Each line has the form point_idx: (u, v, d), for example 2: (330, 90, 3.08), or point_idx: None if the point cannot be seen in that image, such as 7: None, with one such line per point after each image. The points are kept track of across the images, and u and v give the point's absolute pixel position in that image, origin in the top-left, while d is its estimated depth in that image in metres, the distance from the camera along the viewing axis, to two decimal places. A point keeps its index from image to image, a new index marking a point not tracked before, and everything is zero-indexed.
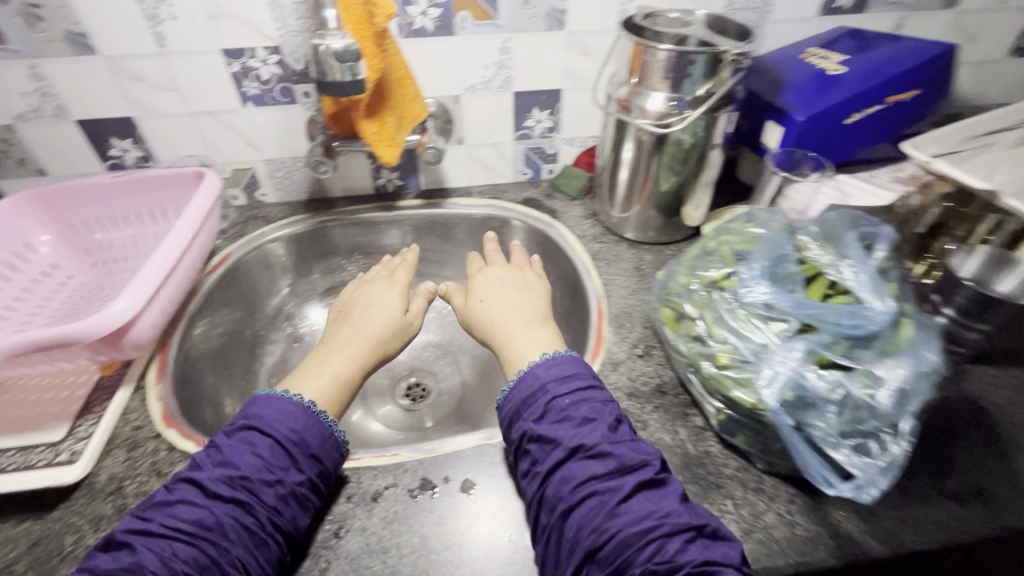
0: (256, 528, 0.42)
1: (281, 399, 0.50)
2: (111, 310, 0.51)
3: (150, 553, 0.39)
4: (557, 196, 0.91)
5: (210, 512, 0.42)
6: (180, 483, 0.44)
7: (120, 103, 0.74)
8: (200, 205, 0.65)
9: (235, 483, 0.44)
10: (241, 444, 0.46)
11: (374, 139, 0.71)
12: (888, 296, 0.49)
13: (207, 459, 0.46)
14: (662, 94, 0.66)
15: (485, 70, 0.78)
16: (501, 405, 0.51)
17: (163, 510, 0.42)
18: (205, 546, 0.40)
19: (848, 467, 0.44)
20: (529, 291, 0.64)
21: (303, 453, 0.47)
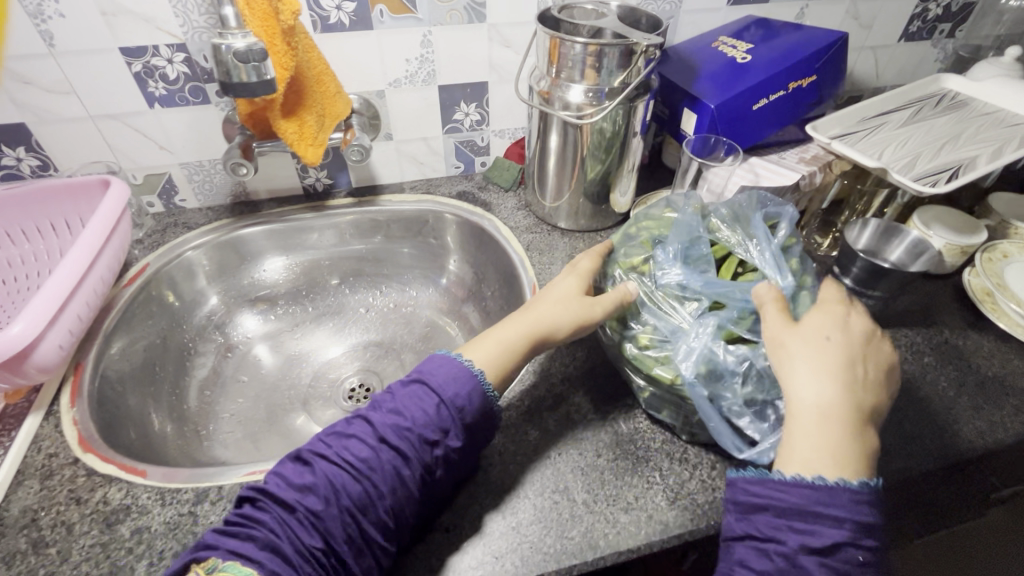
0: (408, 481, 0.44)
1: (456, 362, 0.50)
2: (6, 335, 0.48)
3: (326, 479, 0.43)
4: (491, 188, 0.91)
5: (376, 454, 0.45)
6: (357, 418, 0.47)
7: (8, 108, 0.68)
8: (106, 215, 0.61)
9: (402, 434, 0.46)
10: (411, 396, 0.48)
11: (294, 139, 0.69)
12: (788, 272, 0.53)
13: (382, 403, 0.48)
14: (581, 85, 0.68)
15: (408, 64, 0.78)
16: (769, 483, 0.42)
17: (340, 441, 0.46)
18: (367, 485, 0.43)
19: (751, 433, 0.48)
20: (863, 352, 0.46)
21: (459, 421, 0.48)
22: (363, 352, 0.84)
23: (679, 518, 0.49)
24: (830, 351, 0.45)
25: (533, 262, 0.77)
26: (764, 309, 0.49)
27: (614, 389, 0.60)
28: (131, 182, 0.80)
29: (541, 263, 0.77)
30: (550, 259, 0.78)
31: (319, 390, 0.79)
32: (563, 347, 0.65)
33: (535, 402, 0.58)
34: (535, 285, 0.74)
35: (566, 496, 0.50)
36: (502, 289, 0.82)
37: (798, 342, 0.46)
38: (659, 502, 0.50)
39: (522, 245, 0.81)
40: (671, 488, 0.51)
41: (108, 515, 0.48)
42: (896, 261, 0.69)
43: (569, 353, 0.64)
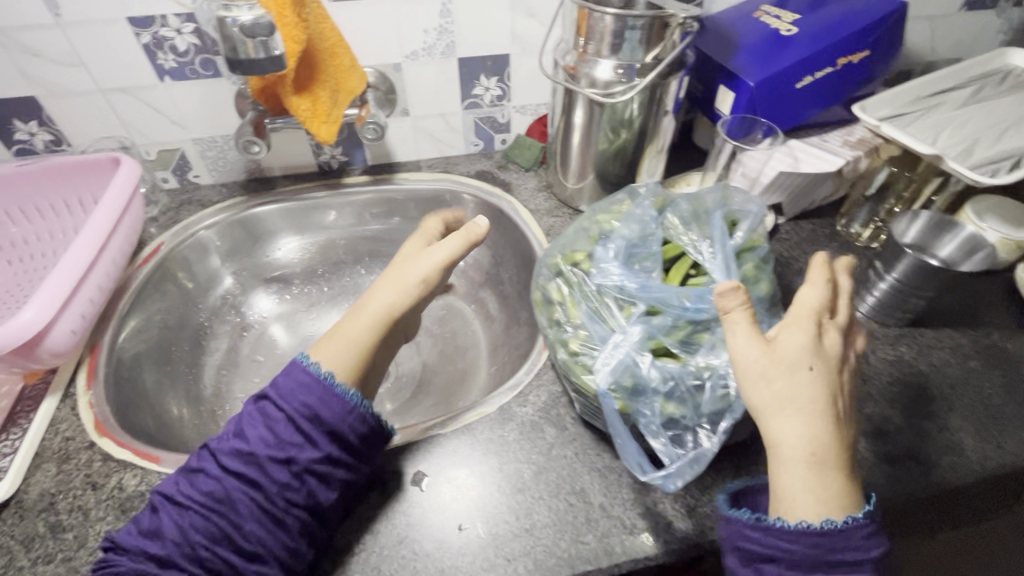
0: (268, 504, 0.42)
1: (294, 368, 0.46)
2: (19, 321, 0.47)
3: (169, 520, 0.41)
4: (511, 167, 0.88)
5: (221, 486, 0.42)
6: (205, 450, 0.45)
7: (18, 81, 0.67)
8: (117, 194, 0.60)
9: (245, 459, 0.43)
10: (257, 417, 0.45)
11: (307, 116, 0.66)
12: (736, 279, 0.48)
13: (229, 429, 0.46)
14: (609, 60, 0.63)
15: (425, 36, 0.73)
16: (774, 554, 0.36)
17: (190, 478, 0.43)
18: (218, 519, 0.41)
19: (662, 456, 0.45)
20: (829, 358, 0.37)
21: (317, 429, 0.44)
22: None
23: (698, 527, 0.47)
24: (803, 367, 0.37)
25: None
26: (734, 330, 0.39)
27: None
28: (144, 157, 0.78)
29: None
30: None
31: None
32: None
33: (552, 398, 0.57)
34: None
35: (582, 499, 0.49)
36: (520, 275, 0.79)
37: (768, 368, 0.37)
38: (679, 509, 0.48)
39: (542, 229, 0.77)
40: (692, 494, 0.49)
41: (123, 501, 0.48)
42: (946, 257, 0.65)
43: None
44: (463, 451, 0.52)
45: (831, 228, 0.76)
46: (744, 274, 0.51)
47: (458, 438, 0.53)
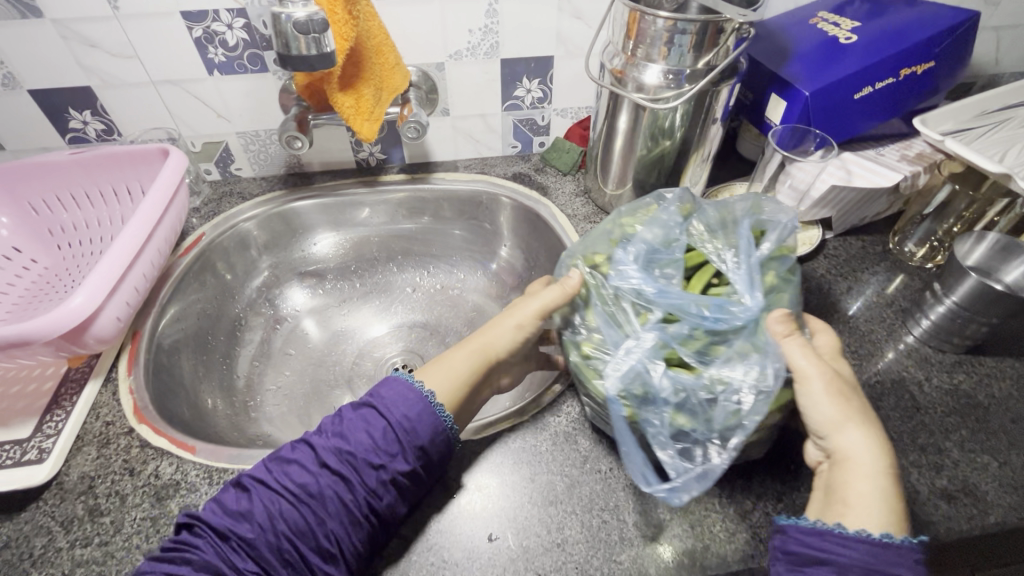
0: (353, 506, 0.43)
1: (406, 383, 0.49)
2: (69, 306, 0.48)
3: (263, 505, 0.42)
4: (548, 170, 0.87)
5: (317, 480, 0.43)
6: (301, 442, 0.46)
7: (75, 71, 0.69)
8: (164, 185, 0.61)
9: (343, 458, 0.45)
10: (359, 420, 0.47)
11: (350, 113, 0.66)
12: (759, 292, 0.47)
13: (329, 426, 0.47)
14: (658, 65, 0.62)
15: (470, 36, 0.73)
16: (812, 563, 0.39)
17: (281, 466, 0.45)
18: (309, 511, 0.42)
19: (669, 468, 0.43)
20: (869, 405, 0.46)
21: (411, 443, 0.46)
22: (408, 333, 0.83)
23: (737, 554, 0.45)
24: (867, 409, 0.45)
25: None
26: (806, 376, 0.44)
27: None
28: (190, 149, 0.80)
29: None
30: None
31: (363, 370, 0.78)
32: None
33: None
34: None
35: (615, 516, 0.47)
36: None
37: (853, 405, 0.44)
38: (716, 533, 0.46)
39: (578, 234, 0.76)
40: (731, 518, 0.47)
41: (158, 489, 0.49)
42: (1011, 283, 0.60)
43: None
44: (495, 459, 0.51)
45: (883, 246, 0.73)
46: (770, 292, 0.48)
47: (490, 445, 0.52)
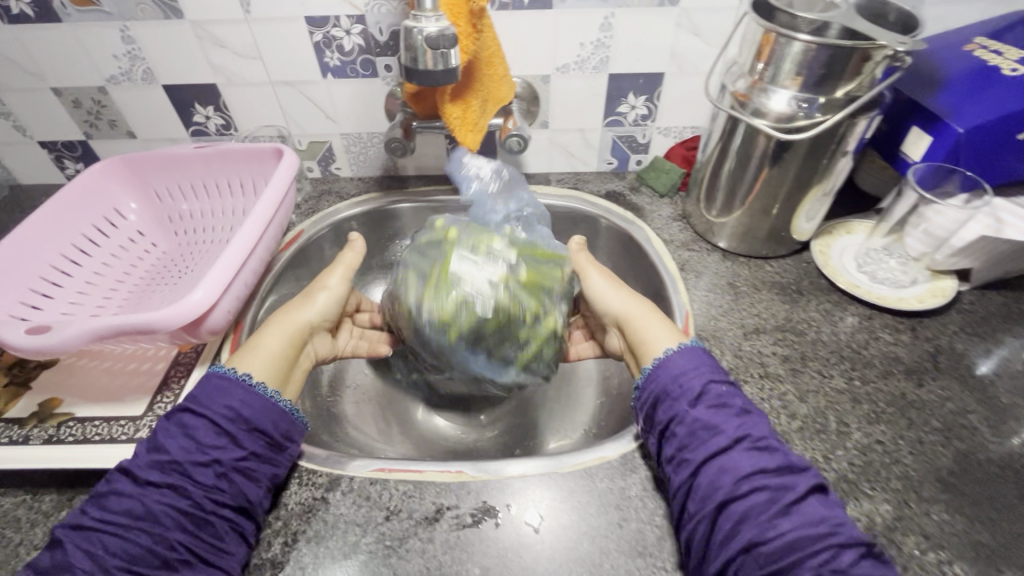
0: (193, 509, 0.42)
1: (212, 375, 0.49)
2: (190, 300, 0.51)
3: (82, 550, 0.40)
4: (644, 190, 0.83)
5: (140, 502, 0.42)
6: (117, 471, 0.44)
7: (204, 69, 0.73)
8: (278, 185, 0.63)
9: (167, 469, 0.43)
10: (173, 428, 0.45)
11: (457, 124, 0.66)
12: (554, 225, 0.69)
13: (142, 449, 0.45)
14: (789, 91, 0.57)
15: (580, 49, 0.71)
16: (642, 391, 0.51)
17: (98, 503, 0.42)
18: (144, 533, 0.41)
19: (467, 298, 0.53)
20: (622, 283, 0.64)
21: (243, 427, 0.47)
22: None
23: None
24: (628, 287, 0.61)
25: (687, 284, 0.69)
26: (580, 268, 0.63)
27: None
28: (296, 147, 0.83)
29: (697, 288, 0.68)
30: (707, 285, 0.69)
31: None
32: None
33: None
34: (688, 315, 0.65)
35: None
36: None
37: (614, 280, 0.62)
38: None
39: (675, 262, 0.72)
40: None
41: None
42: None
43: None
44: (578, 497, 0.49)
45: None
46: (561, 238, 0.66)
47: (574, 481, 0.50)
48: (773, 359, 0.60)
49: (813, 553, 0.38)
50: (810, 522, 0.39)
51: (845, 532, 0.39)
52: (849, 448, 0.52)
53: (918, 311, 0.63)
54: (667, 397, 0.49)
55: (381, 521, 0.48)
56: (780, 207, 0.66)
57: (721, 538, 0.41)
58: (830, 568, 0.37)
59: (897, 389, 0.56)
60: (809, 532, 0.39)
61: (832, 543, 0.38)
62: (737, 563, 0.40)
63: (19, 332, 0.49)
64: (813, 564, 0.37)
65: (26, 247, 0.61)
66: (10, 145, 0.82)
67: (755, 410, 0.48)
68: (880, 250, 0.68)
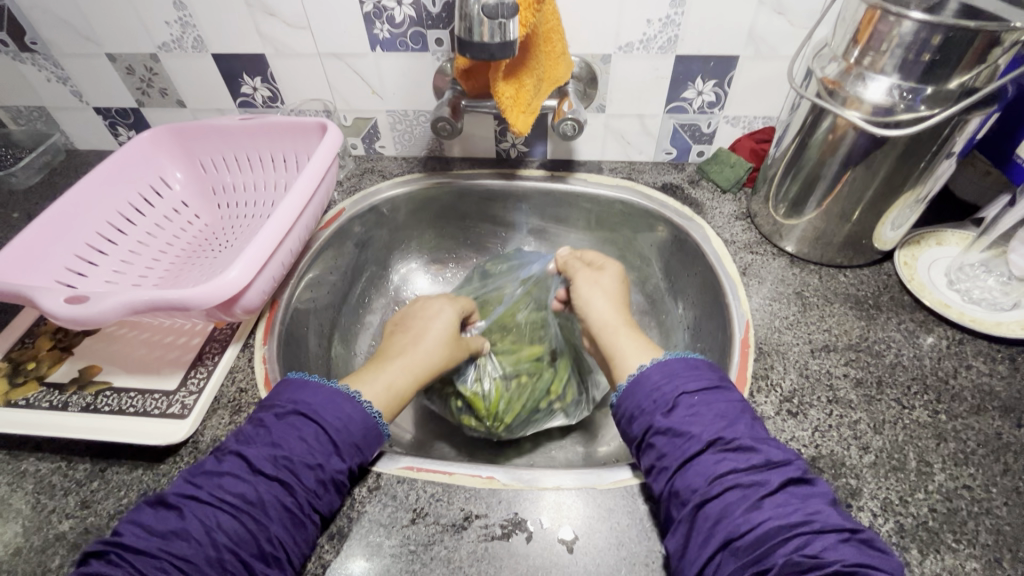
0: (295, 509, 0.41)
1: (329, 384, 0.47)
2: (225, 278, 0.49)
3: (197, 521, 0.39)
4: (704, 184, 0.77)
5: (253, 488, 0.41)
6: (230, 454, 0.43)
7: (253, 39, 0.71)
8: (319, 162, 0.61)
9: (279, 463, 0.42)
10: (288, 427, 0.44)
11: (508, 103, 0.61)
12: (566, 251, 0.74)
13: (258, 437, 0.45)
14: (889, 79, 0.49)
15: (647, 27, 0.65)
16: (615, 406, 0.48)
17: (212, 480, 0.42)
18: (247, 520, 0.40)
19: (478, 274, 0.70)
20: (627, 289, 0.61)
21: (347, 441, 0.45)
22: None
23: None
24: (617, 291, 0.59)
25: (748, 291, 0.63)
26: (570, 272, 0.63)
27: (845, 498, 0.45)
28: (341, 123, 0.80)
29: (759, 296, 0.62)
30: (770, 292, 0.63)
31: None
32: (778, 419, 0.51)
33: None
34: (749, 325, 0.59)
35: None
36: (698, 312, 0.69)
37: (603, 285, 0.59)
38: None
39: (736, 266, 0.66)
40: None
41: None
42: None
43: (785, 429, 0.50)
44: (618, 518, 0.45)
45: None
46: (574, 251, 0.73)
47: (613, 500, 0.46)
48: (844, 382, 0.53)
49: (785, 540, 0.36)
50: (783, 512, 0.37)
51: (820, 519, 0.37)
52: (929, 491, 0.46)
53: (1020, 339, 0.55)
54: (639, 410, 0.46)
55: (406, 525, 0.45)
56: (863, 212, 0.59)
57: (698, 540, 0.39)
58: (803, 555, 0.35)
59: (991, 429, 0.49)
60: (780, 523, 0.37)
61: (803, 531, 0.36)
62: (715, 561, 0.37)
63: (59, 300, 0.49)
64: (787, 552, 0.35)
65: (74, 213, 0.61)
66: (67, 110, 0.83)
67: (734, 409, 0.44)
68: (977, 266, 0.60)
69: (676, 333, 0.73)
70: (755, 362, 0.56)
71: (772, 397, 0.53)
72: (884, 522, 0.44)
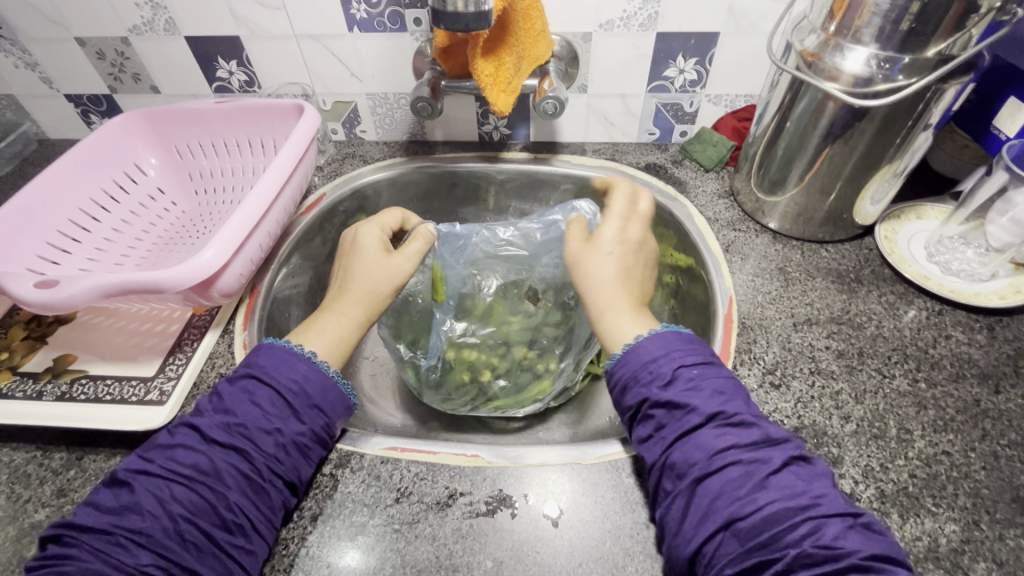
0: (253, 475, 0.41)
1: (284, 349, 0.47)
2: (199, 260, 0.48)
3: (149, 494, 0.38)
4: (687, 164, 0.77)
5: (207, 457, 0.41)
6: (182, 426, 0.43)
7: (227, 21, 0.69)
8: (297, 143, 0.60)
9: (233, 431, 0.42)
10: (241, 392, 0.44)
11: (488, 82, 0.61)
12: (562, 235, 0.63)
13: (210, 407, 0.44)
14: (868, 48, 0.49)
15: (628, 3, 0.64)
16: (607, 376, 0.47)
17: (164, 453, 0.41)
18: (203, 490, 0.39)
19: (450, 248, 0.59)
20: (646, 259, 0.54)
21: (305, 403, 0.45)
22: None
23: None
24: (601, 263, 0.51)
25: (732, 267, 0.63)
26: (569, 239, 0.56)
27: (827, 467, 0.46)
28: (321, 107, 0.79)
29: (742, 272, 0.62)
30: (753, 268, 0.63)
31: None
32: (761, 391, 0.51)
33: None
34: (732, 301, 0.59)
35: None
36: (683, 290, 0.69)
37: (588, 260, 0.52)
38: None
39: (719, 243, 0.66)
40: None
41: None
42: None
43: (769, 400, 0.51)
44: (602, 492, 0.45)
45: None
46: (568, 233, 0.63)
47: (598, 474, 0.46)
48: (826, 354, 0.54)
49: (793, 526, 0.35)
50: (789, 494, 0.36)
51: (827, 502, 0.36)
52: (910, 457, 0.46)
53: (998, 309, 0.56)
54: (634, 380, 0.44)
55: (390, 504, 0.45)
56: (843, 187, 0.59)
57: (695, 518, 0.38)
58: (813, 545, 0.34)
59: (970, 395, 0.50)
60: (788, 505, 0.36)
61: (813, 515, 0.35)
62: (716, 540, 0.37)
63: (27, 285, 0.48)
64: (796, 541, 0.35)
65: (44, 200, 0.60)
66: (38, 98, 0.81)
67: (731, 385, 0.43)
68: (956, 238, 0.61)
69: (661, 312, 0.73)
70: (738, 337, 0.56)
71: (755, 370, 0.53)
72: (865, 488, 0.45)
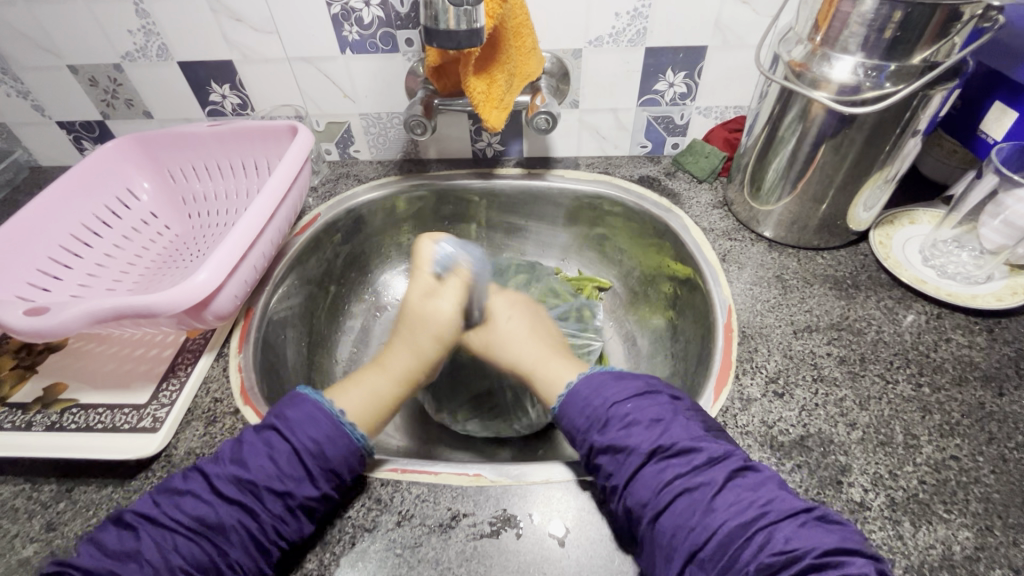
0: (258, 534, 0.39)
1: (314, 404, 0.45)
2: (193, 282, 0.48)
3: (151, 543, 0.37)
4: (680, 175, 0.77)
5: (213, 510, 0.39)
6: (195, 472, 0.42)
7: (220, 45, 0.70)
8: (291, 163, 0.60)
9: (243, 486, 0.41)
10: (260, 445, 0.43)
11: (480, 99, 0.61)
12: None
13: (227, 455, 0.43)
14: (855, 58, 0.50)
15: (616, 20, 0.65)
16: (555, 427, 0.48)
17: (172, 499, 0.40)
18: (204, 547, 0.38)
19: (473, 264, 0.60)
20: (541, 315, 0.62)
21: (321, 467, 0.43)
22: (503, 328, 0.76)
23: None
24: (542, 332, 0.58)
25: (729, 277, 0.63)
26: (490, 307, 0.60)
27: (835, 475, 0.45)
28: (314, 128, 0.79)
29: (739, 282, 0.62)
30: (750, 277, 0.63)
31: None
32: (765, 401, 0.51)
33: None
34: (731, 310, 0.59)
35: None
36: (683, 301, 0.69)
37: (522, 322, 0.58)
38: None
39: (716, 253, 0.66)
40: None
41: None
42: None
43: (772, 410, 0.50)
44: (610, 509, 0.44)
45: None
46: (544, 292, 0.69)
47: (603, 490, 0.45)
48: (828, 360, 0.53)
49: (748, 543, 0.36)
50: (736, 511, 0.37)
51: (774, 509, 0.37)
52: (918, 463, 0.45)
53: (996, 311, 0.56)
54: (575, 430, 0.46)
55: (392, 528, 0.44)
56: (836, 193, 0.59)
57: (662, 556, 0.38)
58: (770, 555, 0.35)
59: (974, 399, 0.49)
60: (734, 523, 0.36)
61: (761, 526, 0.36)
62: None
63: (18, 313, 0.47)
64: (754, 556, 0.35)
65: (35, 226, 0.59)
66: (30, 126, 0.81)
67: (668, 410, 0.44)
68: (950, 242, 0.62)
69: (660, 324, 0.73)
70: (738, 347, 0.56)
71: (758, 380, 0.52)
72: (875, 497, 0.44)
